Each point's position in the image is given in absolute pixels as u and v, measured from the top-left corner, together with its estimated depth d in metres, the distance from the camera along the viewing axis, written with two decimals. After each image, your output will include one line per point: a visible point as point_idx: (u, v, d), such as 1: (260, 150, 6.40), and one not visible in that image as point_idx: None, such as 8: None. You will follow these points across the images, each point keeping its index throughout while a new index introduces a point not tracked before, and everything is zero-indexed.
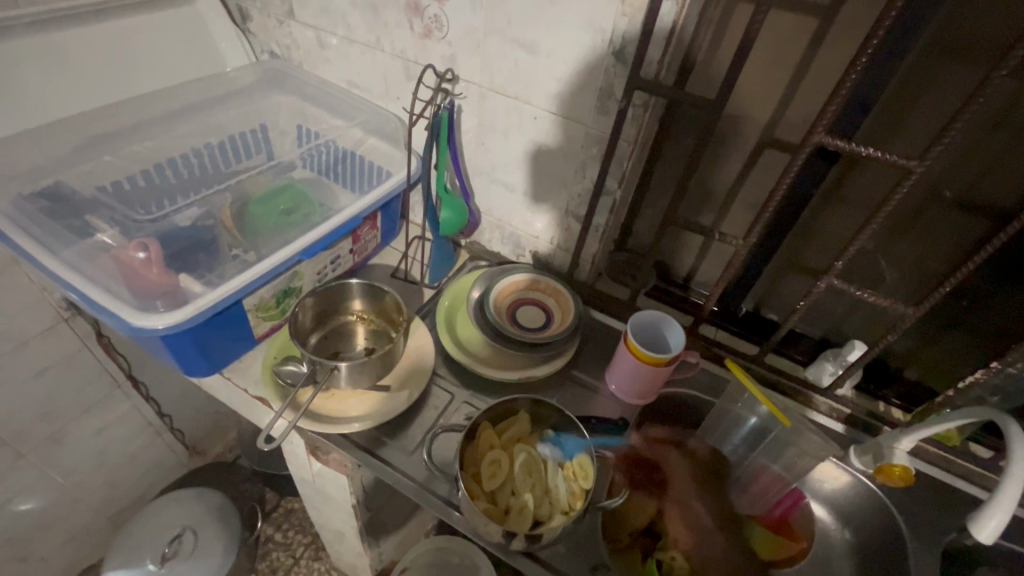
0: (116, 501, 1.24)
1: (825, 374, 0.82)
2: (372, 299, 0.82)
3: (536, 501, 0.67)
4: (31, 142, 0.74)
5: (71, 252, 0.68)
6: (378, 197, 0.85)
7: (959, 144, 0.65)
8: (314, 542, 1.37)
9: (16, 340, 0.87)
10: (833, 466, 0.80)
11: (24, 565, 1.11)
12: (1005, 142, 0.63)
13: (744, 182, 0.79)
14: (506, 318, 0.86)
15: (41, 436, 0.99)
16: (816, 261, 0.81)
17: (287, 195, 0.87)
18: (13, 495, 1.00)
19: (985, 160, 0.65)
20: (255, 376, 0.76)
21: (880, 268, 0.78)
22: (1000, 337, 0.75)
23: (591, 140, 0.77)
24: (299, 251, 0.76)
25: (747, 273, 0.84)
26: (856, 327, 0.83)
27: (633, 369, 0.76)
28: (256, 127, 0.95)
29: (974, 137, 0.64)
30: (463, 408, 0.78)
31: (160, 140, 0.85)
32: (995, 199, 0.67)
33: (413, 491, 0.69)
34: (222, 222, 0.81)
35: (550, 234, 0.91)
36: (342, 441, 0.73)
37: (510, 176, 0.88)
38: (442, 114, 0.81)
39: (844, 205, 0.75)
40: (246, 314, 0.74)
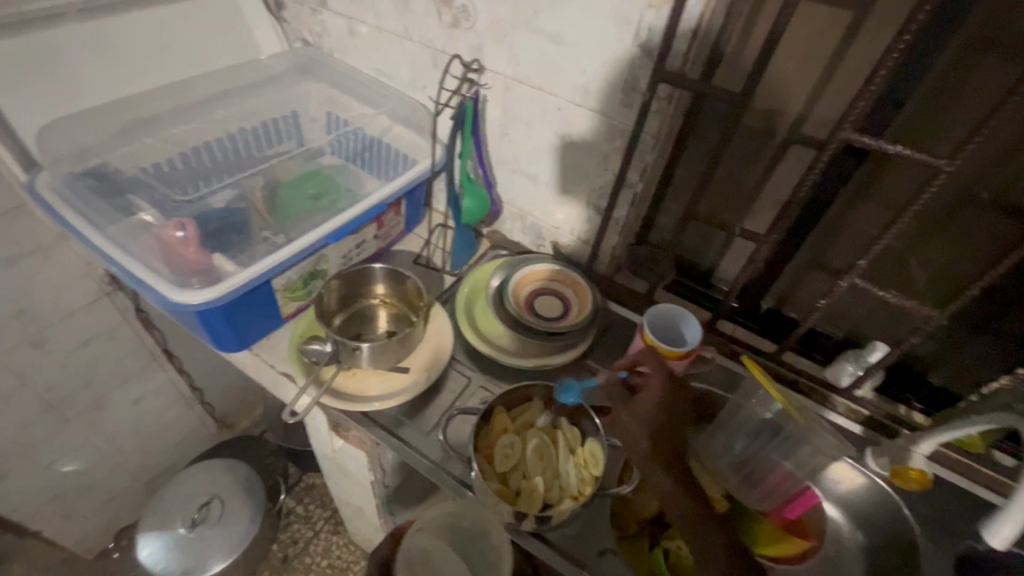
0: (151, 467, 1.31)
1: (845, 375, 0.80)
2: (395, 284, 0.85)
3: (547, 485, 0.69)
4: (81, 123, 0.78)
5: (115, 230, 0.73)
6: (402, 184, 0.87)
7: (996, 143, 0.63)
8: (333, 517, 1.43)
9: (65, 311, 0.93)
10: (849, 467, 0.80)
11: (68, 522, 1.19)
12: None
13: (769, 177, 0.78)
14: (525, 306, 0.87)
15: (85, 403, 1.05)
16: (840, 260, 0.80)
17: (316, 180, 0.90)
18: (59, 455, 1.07)
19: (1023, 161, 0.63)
20: (282, 354, 0.80)
21: (906, 270, 0.76)
22: None
23: (614, 132, 0.77)
24: (326, 235, 0.78)
25: (768, 270, 0.84)
26: (878, 329, 0.82)
27: (648, 362, 0.77)
28: (288, 114, 0.98)
29: (1012, 137, 0.62)
30: (479, 392, 0.80)
31: (198, 123, 0.89)
32: None
33: (429, 470, 0.72)
34: (254, 206, 0.85)
35: (571, 225, 0.92)
36: (363, 419, 0.76)
37: (533, 167, 0.89)
38: (467, 104, 0.82)
39: (870, 205, 0.74)
40: (275, 294, 0.77)
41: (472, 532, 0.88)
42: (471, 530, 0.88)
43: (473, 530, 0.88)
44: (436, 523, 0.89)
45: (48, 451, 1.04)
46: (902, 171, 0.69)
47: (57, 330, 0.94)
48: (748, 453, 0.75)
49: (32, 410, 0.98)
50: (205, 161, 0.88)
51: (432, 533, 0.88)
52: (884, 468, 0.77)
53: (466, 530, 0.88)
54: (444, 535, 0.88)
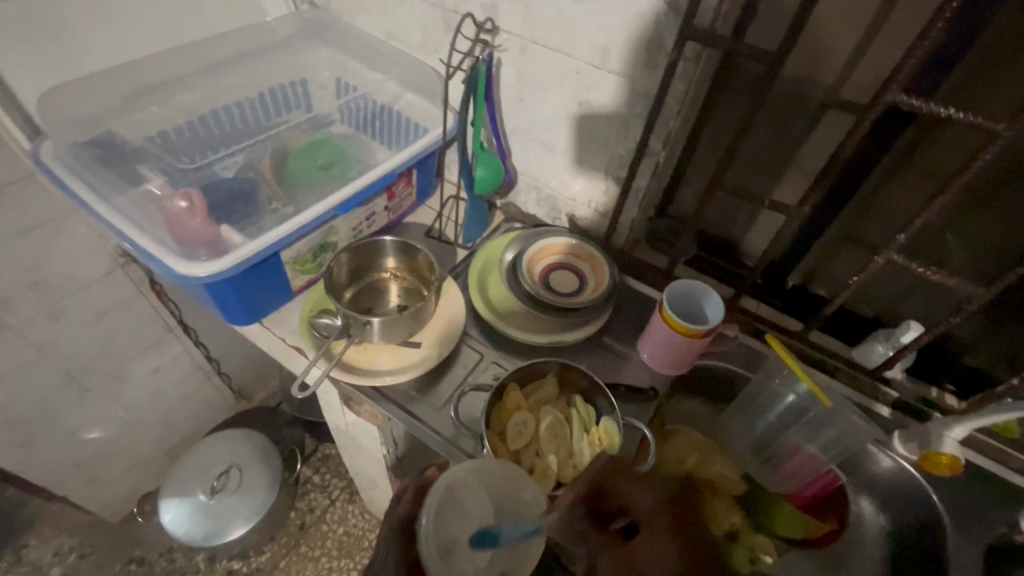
0: (171, 436, 1.33)
1: (874, 355, 0.76)
2: (405, 257, 0.82)
3: (560, 464, 0.67)
4: (85, 91, 0.75)
5: (122, 200, 0.71)
6: (413, 153, 0.84)
7: None
8: (349, 486, 1.45)
9: (79, 283, 0.93)
10: (874, 450, 0.77)
11: (94, 487, 1.22)
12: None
13: (803, 145, 0.73)
14: (539, 281, 0.84)
15: (104, 373, 1.07)
16: (875, 235, 0.75)
17: (325, 150, 0.88)
18: (81, 424, 1.09)
19: None
20: (293, 327, 0.79)
21: (947, 247, 0.71)
22: None
23: (636, 96, 0.73)
24: (334, 205, 0.76)
25: (796, 245, 0.79)
26: (912, 307, 0.78)
27: (667, 339, 0.74)
28: (296, 81, 0.95)
29: None
30: (491, 368, 0.79)
31: (203, 90, 0.86)
32: None
33: (440, 445, 0.71)
34: (262, 175, 0.83)
35: (588, 197, 0.88)
36: (374, 393, 0.75)
37: (549, 135, 0.84)
38: (480, 67, 0.78)
39: (911, 175, 0.68)
40: (284, 267, 0.76)
41: (511, 488, 0.58)
42: (513, 485, 0.58)
43: (518, 493, 0.58)
44: (469, 468, 0.57)
45: (70, 419, 1.06)
46: (950, 139, 0.64)
47: (73, 301, 0.94)
48: (769, 434, 0.74)
49: (53, 380, 0.99)
50: (213, 130, 0.86)
51: (460, 483, 0.56)
52: (913, 453, 0.73)
53: (506, 480, 0.58)
54: (477, 489, 0.57)
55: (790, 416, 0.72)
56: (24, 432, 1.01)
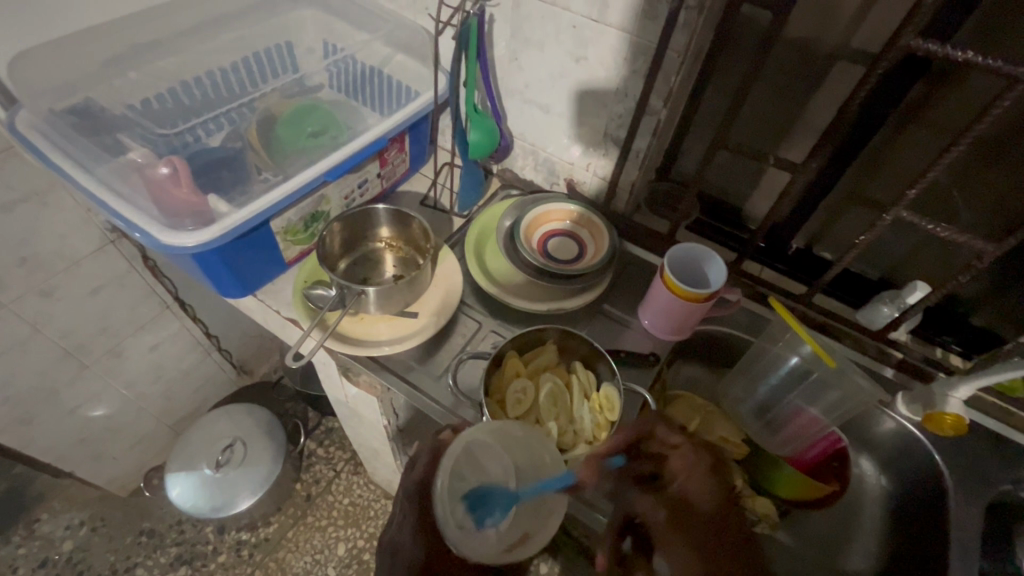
0: (175, 412, 1.34)
1: (880, 318, 0.75)
2: (399, 225, 0.81)
3: (560, 430, 0.67)
4: (57, 55, 0.72)
5: (104, 170, 0.69)
6: (405, 117, 0.81)
7: None
8: (353, 458, 1.46)
9: (70, 259, 0.91)
10: (877, 413, 0.77)
11: (100, 462, 1.23)
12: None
13: (810, 99, 0.70)
14: (537, 248, 0.82)
15: (102, 350, 1.06)
16: (881, 193, 0.73)
17: (314, 116, 0.85)
18: (82, 401, 1.09)
19: None
20: (287, 299, 0.77)
21: (957, 204, 0.69)
22: None
23: (636, 51, 0.69)
24: (324, 172, 0.74)
25: (801, 205, 0.77)
26: (918, 268, 0.76)
27: (669, 305, 0.73)
28: (282, 44, 0.91)
29: None
30: (490, 337, 0.78)
31: (183, 54, 0.82)
32: None
33: (440, 414, 0.71)
34: (250, 143, 0.80)
35: (587, 160, 0.85)
36: (371, 364, 0.74)
37: (545, 96, 0.81)
38: (470, 21, 0.72)
39: (923, 128, 0.65)
40: (274, 237, 0.74)
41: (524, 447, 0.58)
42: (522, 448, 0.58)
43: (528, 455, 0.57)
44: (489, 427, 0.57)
45: (72, 396, 1.07)
46: (965, 88, 0.61)
47: (65, 278, 0.92)
48: (771, 398, 0.74)
49: (51, 357, 0.99)
50: (195, 97, 0.83)
51: (479, 443, 0.56)
52: (915, 413, 0.73)
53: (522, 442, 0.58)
54: (495, 449, 0.57)
55: (793, 378, 0.71)
56: (27, 409, 1.02)
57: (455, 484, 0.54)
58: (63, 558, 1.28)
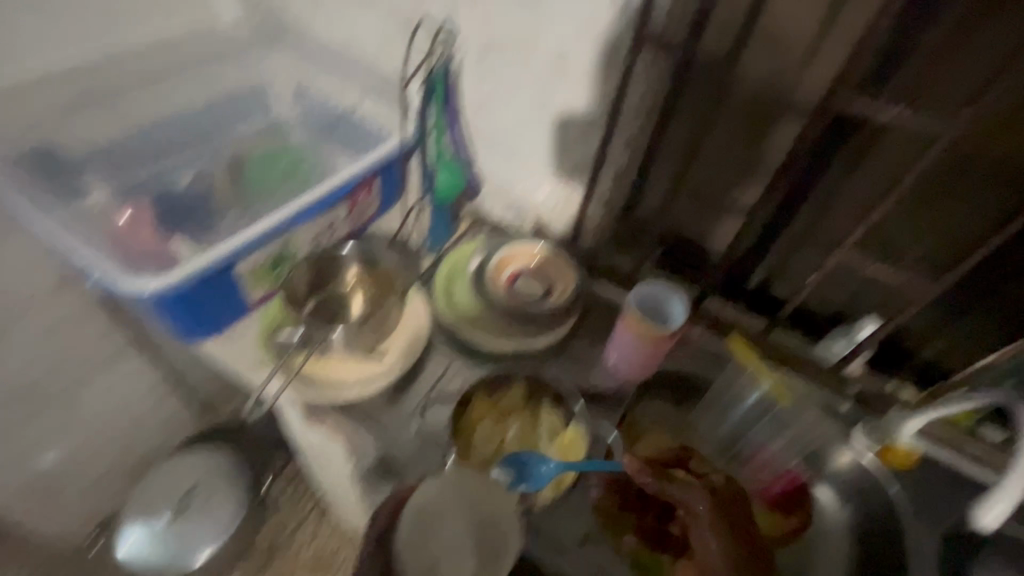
0: (132, 456, 1.28)
1: (835, 352, 0.79)
2: (365, 266, 0.80)
3: (526, 472, 0.66)
4: (21, 98, 0.72)
5: (64, 214, 0.69)
6: (374, 160, 0.82)
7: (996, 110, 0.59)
8: (322, 501, 1.41)
9: (25, 300, 0.88)
10: (838, 445, 0.79)
11: (48, 512, 1.17)
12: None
13: (760, 147, 0.74)
14: (505, 287, 0.83)
15: (54, 393, 1.02)
16: (830, 236, 0.76)
17: (283, 157, 0.86)
18: (31, 447, 1.04)
19: None
20: (252, 341, 0.76)
21: (901, 244, 0.73)
22: None
23: (595, 101, 0.73)
24: (292, 215, 0.74)
25: (758, 245, 0.80)
26: (870, 303, 0.80)
27: (632, 342, 0.74)
28: (254, 86, 0.92)
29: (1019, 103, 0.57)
30: (459, 376, 0.78)
31: (153, 98, 0.84)
32: None
33: (406, 457, 0.70)
34: (219, 185, 0.81)
35: (553, 201, 0.88)
36: (337, 406, 0.73)
37: (513, 141, 0.84)
38: (438, 73, 0.77)
39: (864, 175, 0.70)
40: (239, 279, 0.73)
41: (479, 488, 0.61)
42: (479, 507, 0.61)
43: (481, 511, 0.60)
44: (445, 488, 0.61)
45: (19, 442, 1.01)
46: (897, 140, 0.65)
47: (19, 318, 0.89)
48: None
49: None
50: (165, 138, 0.84)
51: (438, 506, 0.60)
52: (874, 445, 0.76)
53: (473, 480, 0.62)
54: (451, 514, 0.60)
55: None
56: None
57: (415, 546, 0.58)
58: None
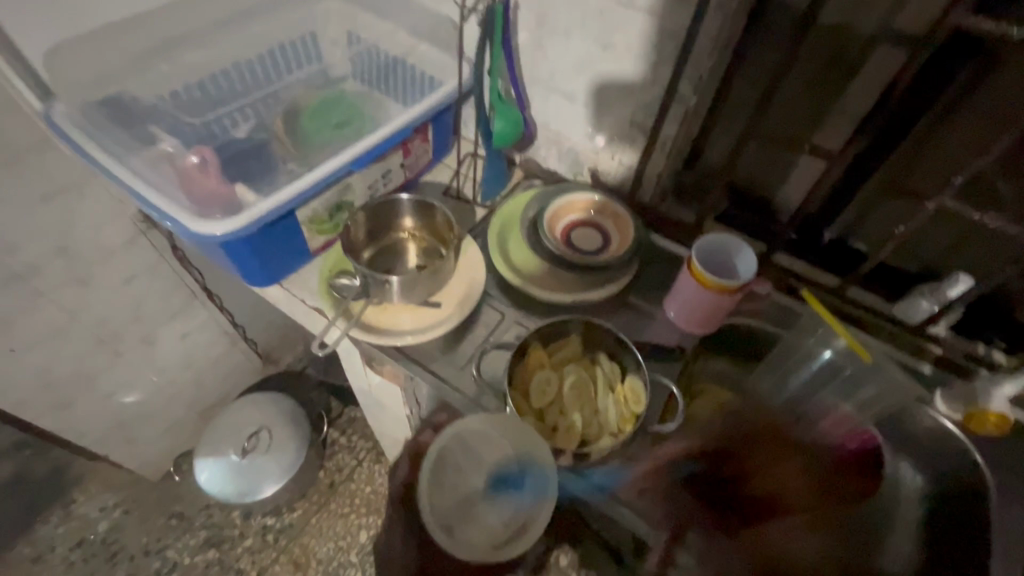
0: (203, 399, 1.37)
1: (919, 311, 0.72)
2: (423, 215, 0.81)
3: (584, 422, 0.67)
4: (90, 49, 0.73)
5: (137, 161, 0.71)
6: (428, 106, 0.80)
7: None
8: (375, 448, 1.47)
9: (104, 250, 0.93)
10: (915, 411, 0.74)
11: (133, 447, 1.27)
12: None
13: (848, 85, 0.67)
14: (560, 238, 0.81)
15: (135, 338, 1.09)
16: (922, 183, 0.69)
17: (339, 107, 0.86)
18: (116, 388, 1.12)
19: None
20: (312, 288, 0.78)
21: (1005, 194, 0.65)
22: None
23: (665, 36, 0.67)
24: (349, 161, 0.74)
25: (837, 195, 0.74)
26: (963, 259, 0.72)
27: (695, 296, 0.71)
28: (306, 34, 0.90)
29: None
30: (514, 328, 0.77)
31: (211, 47, 0.83)
32: None
33: (463, 404, 0.71)
34: (276, 136, 0.82)
35: (613, 149, 0.84)
36: (395, 353, 0.74)
37: (571, 85, 0.80)
38: (497, 8, 0.72)
39: (968, 114, 0.62)
40: (300, 227, 0.74)
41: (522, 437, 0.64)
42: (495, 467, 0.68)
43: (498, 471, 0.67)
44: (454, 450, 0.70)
45: (107, 382, 1.10)
46: (1014, 72, 0.58)
47: (100, 267, 0.94)
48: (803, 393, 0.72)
49: (87, 345, 1.02)
50: (224, 88, 0.85)
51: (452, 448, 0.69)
52: (953, 410, 0.70)
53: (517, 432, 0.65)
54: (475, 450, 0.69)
55: (825, 373, 0.69)
56: (65, 394, 1.05)
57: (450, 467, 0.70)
58: (99, 537, 1.33)
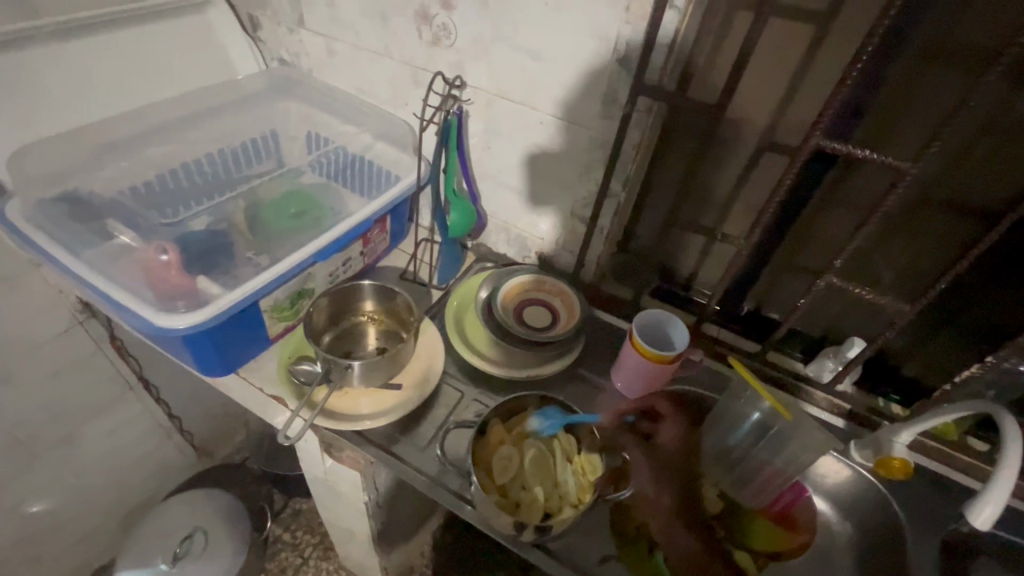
0: (126, 502, 1.25)
1: (825, 371, 0.84)
2: (383, 300, 0.84)
3: (546, 495, 0.69)
4: (52, 148, 0.76)
5: (93, 254, 0.71)
6: (388, 201, 0.87)
7: (950, 145, 0.66)
8: (322, 542, 1.39)
9: (32, 343, 0.89)
10: (835, 461, 0.82)
11: (36, 566, 1.12)
12: (997, 142, 0.64)
13: (746, 184, 0.80)
14: (513, 317, 0.87)
15: (55, 438, 1.01)
16: (814, 261, 0.82)
17: (298, 200, 0.90)
18: (25, 496, 1.01)
19: (986, 151, 0.65)
20: (270, 375, 0.78)
21: (877, 269, 0.79)
22: (991, 336, 0.76)
23: (595, 144, 0.79)
24: (313, 253, 0.78)
25: (747, 273, 0.86)
26: (855, 325, 0.85)
27: (638, 366, 0.78)
28: (266, 133, 0.98)
29: (966, 141, 0.65)
30: (472, 406, 0.80)
31: (173, 145, 0.88)
32: (987, 201, 0.68)
33: (424, 485, 0.71)
34: (236, 227, 0.85)
35: (554, 235, 0.93)
36: (355, 438, 0.75)
37: (517, 181, 0.89)
38: (452, 119, 0.82)
39: (839, 207, 0.76)
40: (261, 315, 0.76)
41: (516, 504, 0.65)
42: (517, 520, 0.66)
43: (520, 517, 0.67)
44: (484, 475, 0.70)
45: (14, 491, 0.99)
46: (866, 175, 0.72)
47: (25, 362, 0.89)
48: (739, 451, 0.79)
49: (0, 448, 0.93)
50: (184, 181, 0.88)
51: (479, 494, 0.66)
52: (866, 458, 0.79)
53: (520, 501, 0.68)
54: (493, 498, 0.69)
55: (757, 431, 0.77)
56: None
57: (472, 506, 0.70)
58: None
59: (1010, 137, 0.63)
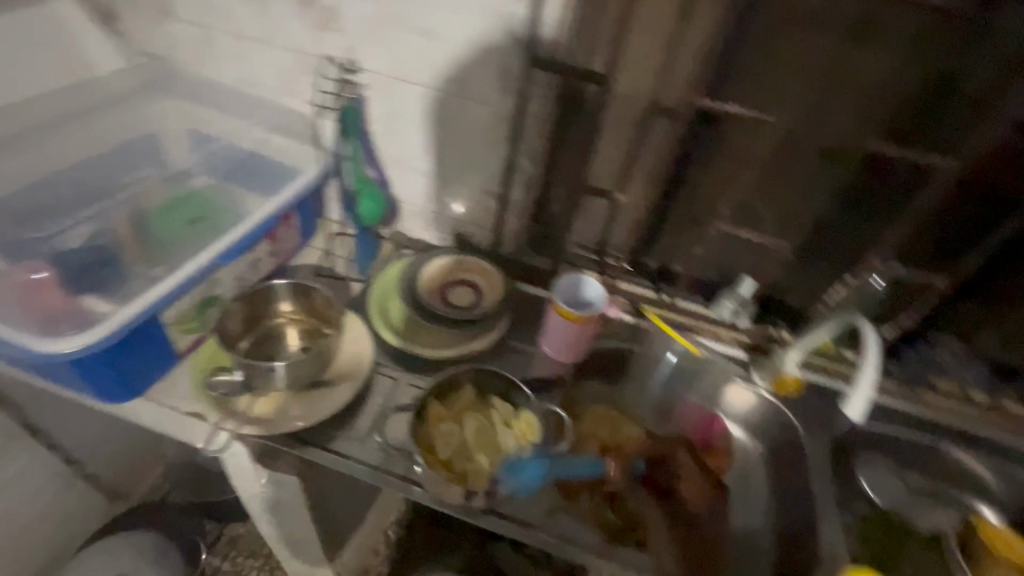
0: (25, 568, 1.11)
1: (726, 310, 0.92)
2: (301, 298, 0.81)
3: (491, 462, 0.74)
4: None
5: None
6: (292, 194, 0.83)
7: (804, 95, 0.74)
8: (268, 564, 1.32)
9: None
10: (741, 388, 0.92)
11: None
12: (841, 89, 0.73)
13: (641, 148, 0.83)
14: (438, 298, 0.88)
15: None
16: (707, 212, 0.89)
17: (189, 204, 0.84)
18: None
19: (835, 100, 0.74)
20: (183, 393, 0.73)
21: (760, 213, 0.87)
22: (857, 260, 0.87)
23: (495, 120, 0.81)
24: (216, 256, 0.74)
25: (652, 229, 0.92)
26: (747, 267, 0.93)
27: (562, 330, 0.82)
28: (143, 135, 0.90)
29: (816, 91, 0.73)
30: (408, 389, 0.81)
31: (27, 153, 0.78)
32: (840, 143, 0.77)
33: (369, 475, 0.71)
34: (121, 239, 0.78)
35: (470, 213, 0.94)
36: (286, 442, 0.72)
37: (428, 166, 0.90)
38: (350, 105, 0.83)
39: (721, 160, 0.83)
40: (163, 332, 0.71)
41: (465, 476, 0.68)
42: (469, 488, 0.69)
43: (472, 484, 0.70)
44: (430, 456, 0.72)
45: None
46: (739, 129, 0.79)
47: None
48: None
49: None
50: (48, 193, 0.79)
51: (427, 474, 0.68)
52: (767, 381, 0.89)
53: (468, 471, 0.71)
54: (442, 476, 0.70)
55: None
56: None
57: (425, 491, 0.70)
58: None
59: (849, 85, 0.72)
